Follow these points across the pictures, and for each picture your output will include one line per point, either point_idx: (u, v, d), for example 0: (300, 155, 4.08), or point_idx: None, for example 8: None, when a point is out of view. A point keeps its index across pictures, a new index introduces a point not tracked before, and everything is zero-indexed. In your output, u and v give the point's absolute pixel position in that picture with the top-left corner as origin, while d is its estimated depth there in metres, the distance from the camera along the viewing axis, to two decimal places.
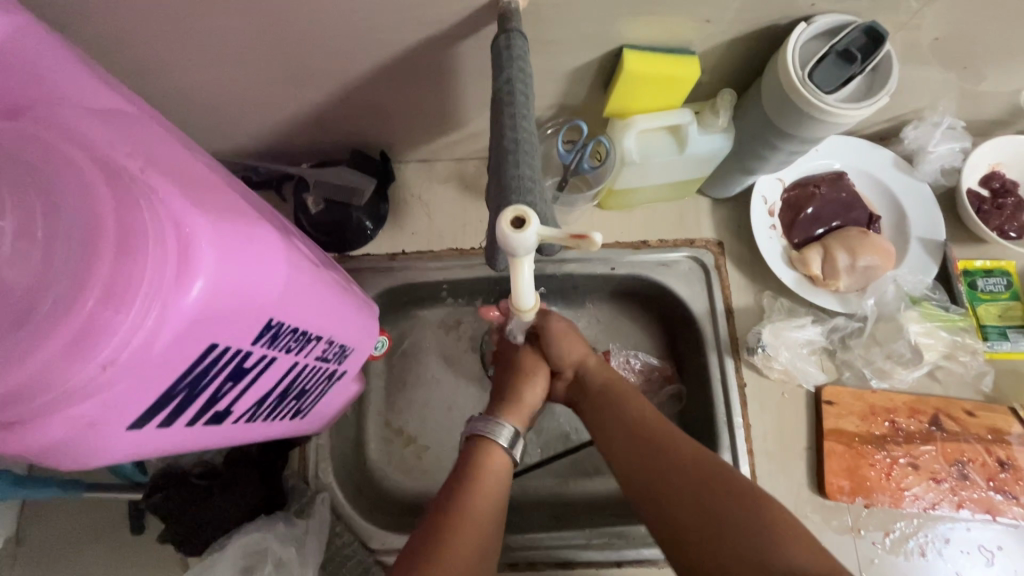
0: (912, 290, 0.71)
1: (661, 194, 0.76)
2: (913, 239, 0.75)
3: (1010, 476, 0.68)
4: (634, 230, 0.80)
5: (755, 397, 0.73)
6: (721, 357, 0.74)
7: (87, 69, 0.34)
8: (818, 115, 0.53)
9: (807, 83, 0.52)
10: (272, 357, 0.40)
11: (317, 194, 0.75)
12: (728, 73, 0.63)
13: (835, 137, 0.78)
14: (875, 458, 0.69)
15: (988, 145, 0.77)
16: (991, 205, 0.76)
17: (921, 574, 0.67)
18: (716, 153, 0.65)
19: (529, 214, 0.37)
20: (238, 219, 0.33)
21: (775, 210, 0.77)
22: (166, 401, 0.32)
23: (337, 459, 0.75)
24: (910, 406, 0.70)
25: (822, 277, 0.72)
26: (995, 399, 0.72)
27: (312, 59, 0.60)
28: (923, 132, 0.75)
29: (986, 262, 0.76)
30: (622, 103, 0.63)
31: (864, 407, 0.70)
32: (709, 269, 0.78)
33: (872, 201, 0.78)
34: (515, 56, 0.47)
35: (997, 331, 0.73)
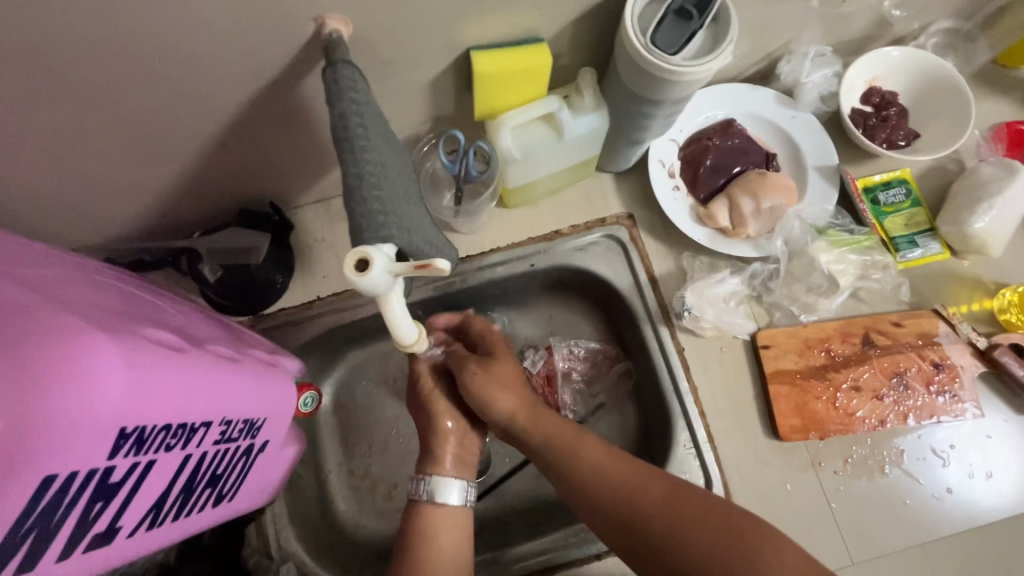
0: (816, 221, 0.72)
1: (560, 181, 0.75)
2: (810, 170, 0.76)
3: (945, 375, 0.70)
4: (545, 222, 0.79)
5: (696, 359, 0.73)
6: (655, 328, 0.74)
7: None
8: (671, 77, 0.53)
9: (651, 49, 0.51)
10: (148, 462, 0.38)
11: (212, 262, 0.72)
12: (585, 51, 0.62)
13: (715, 86, 0.79)
14: (820, 389, 0.70)
15: (860, 61, 0.77)
16: (876, 120, 0.78)
17: (885, 490, 0.69)
18: (597, 132, 0.64)
19: (369, 253, 0.35)
20: (46, 340, 0.31)
21: (674, 171, 0.77)
22: (14, 550, 0.30)
23: (299, 524, 0.73)
24: (843, 331, 0.72)
25: (731, 228, 0.73)
26: (918, 305, 0.74)
27: (156, 130, 0.57)
28: (796, 64, 0.76)
29: (883, 176, 0.77)
30: (487, 104, 0.61)
31: (801, 342, 0.71)
32: (626, 243, 0.77)
33: (766, 141, 0.78)
34: (343, 88, 0.45)
35: (907, 240, 0.75)
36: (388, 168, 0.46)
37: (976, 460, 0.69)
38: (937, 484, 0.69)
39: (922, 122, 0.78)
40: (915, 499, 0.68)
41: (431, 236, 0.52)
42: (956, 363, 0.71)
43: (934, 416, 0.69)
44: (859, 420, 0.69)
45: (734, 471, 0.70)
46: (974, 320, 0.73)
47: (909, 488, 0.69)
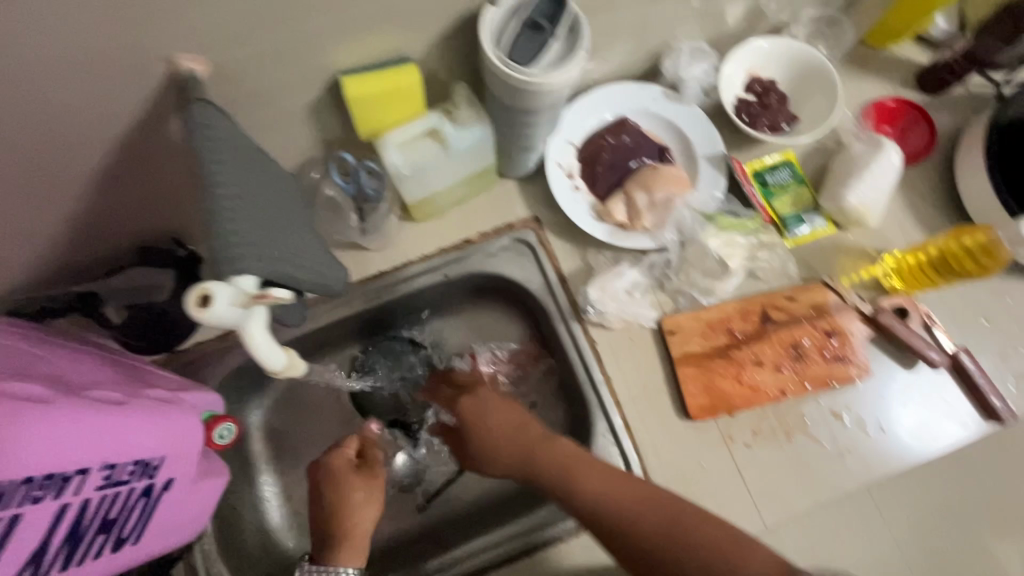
0: (706, 208, 0.75)
1: (463, 191, 0.77)
2: (700, 160, 0.79)
3: (838, 343, 0.75)
4: (454, 232, 0.81)
5: (608, 351, 0.76)
6: (568, 324, 0.77)
7: None
8: (530, 87, 0.55)
9: (507, 62, 0.54)
10: (11, 516, 0.38)
11: (116, 303, 0.71)
12: (460, 64, 0.63)
13: (606, 87, 0.82)
14: (725, 369, 0.73)
15: (738, 52, 0.81)
16: (758, 107, 0.82)
17: (790, 458, 0.72)
18: (483, 142, 0.67)
19: (210, 289, 0.37)
20: None
21: (573, 172, 0.80)
22: None
23: (229, 557, 0.73)
24: (741, 310, 0.75)
25: (629, 222, 0.76)
26: (810, 278, 0.78)
27: (29, 179, 0.56)
28: (677, 60, 0.79)
29: (770, 159, 0.81)
30: (367, 125, 0.63)
31: (704, 325, 0.75)
32: (534, 246, 0.80)
33: (658, 136, 0.82)
34: (203, 126, 0.47)
35: (795, 218, 0.79)
36: (253, 199, 0.48)
37: (871, 417, 0.74)
38: (840, 444, 0.73)
39: (800, 106, 0.83)
40: (821, 461, 0.72)
41: (311, 263, 0.54)
42: (846, 331, 0.75)
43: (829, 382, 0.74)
44: (762, 393, 0.73)
45: (652, 455, 0.72)
46: (863, 287, 0.78)
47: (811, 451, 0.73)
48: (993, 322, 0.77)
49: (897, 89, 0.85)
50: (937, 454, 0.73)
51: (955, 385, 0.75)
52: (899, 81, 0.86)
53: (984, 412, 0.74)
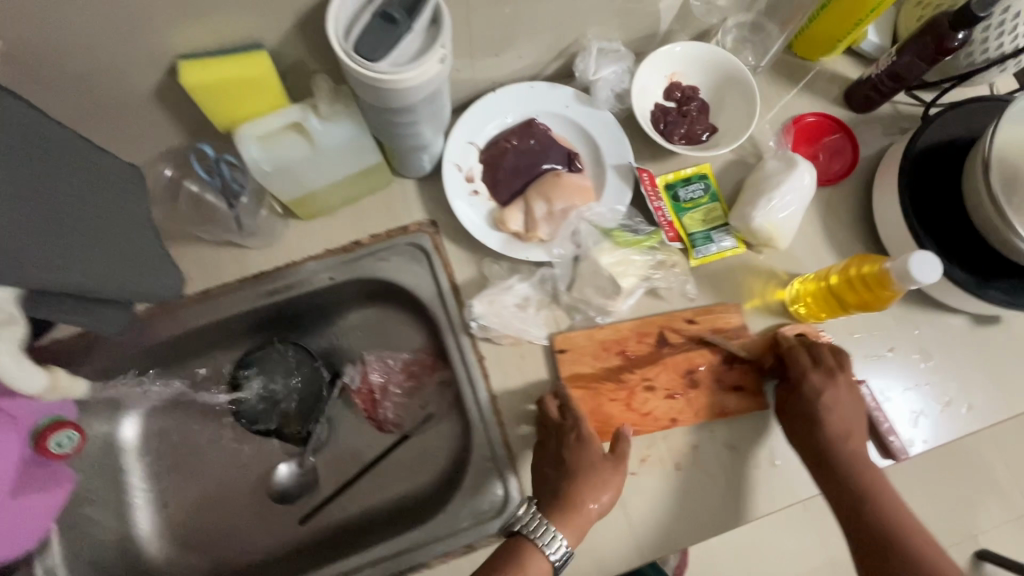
0: (605, 223, 0.71)
1: (350, 190, 0.72)
2: (608, 168, 0.75)
3: (735, 371, 0.71)
4: (345, 232, 0.75)
5: (496, 367, 0.72)
6: (457, 337, 0.72)
7: None
8: (382, 86, 0.49)
9: (353, 56, 0.48)
10: None
11: None
12: (326, 55, 0.58)
13: (514, 85, 0.76)
14: (614, 393, 0.69)
15: (656, 56, 0.76)
16: (676, 115, 0.78)
17: (674, 488, 0.68)
18: (356, 140, 0.62)
19: None
20: None
21: (472, 174, 0.75)
22: None
23: None
24: (639, 330, 0.71)
25: (523, 232, 0.71)
26: (715, 299, 0.75)
27: None
28: (589, 62, 0.74)
29: (684, 171, 0.77)
30: (221, 114, 0.58)
31: (598, 344, 0.70)
32: (428, 251, 0.75)
33: (569, 140, 0.77)
34: None
35: (703, 237, 0.75)
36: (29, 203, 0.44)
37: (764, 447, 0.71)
38: (730, 476, 0.70)
39: (720, 116, 0.78)
40: (707, 493, 0.69)
41: (121, 270, 0.53)
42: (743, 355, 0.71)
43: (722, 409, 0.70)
44: (649, 419, 0.69)
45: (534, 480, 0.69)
46: (767, 312, 0.75)
47: (697, 483, 0.69)
48: (898, 354, 0.74)
49: (824, 104, 0.81)
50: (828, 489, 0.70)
51: None
52: (827, 95, 0.82)
53: (880, 449, 0.70)
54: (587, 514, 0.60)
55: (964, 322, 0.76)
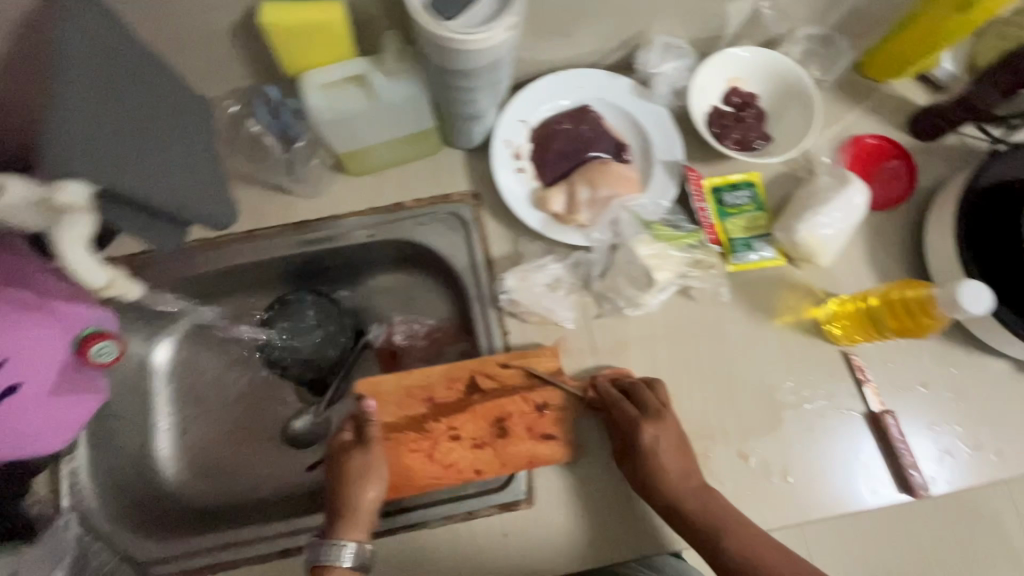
0: (647, 214, 0.71)
1: (401, 151, 0.73)
2: (657, 163, 0.75)
3: (521, 427, 0.69)
4: (390, 193, 0.77)
5: (519, 343, 0.72)
6: (485, 308, 0.74)
7: None
8: (450, 44, 0.51)
9: (428, 11, 0.50)
10: None
11: None
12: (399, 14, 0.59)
13: (573, 70, 0.77)
14: (419, 442, 0.68)
15: (719, 58, 0.76)
16: (731, 120, 0.77)
17: None
18: (415, 100, 0.63)
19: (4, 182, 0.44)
20: None
21: (521, 152, 0.76)
22: None
23: (97, 475, 0.71)
24: (422, 381, 0.71)
25: (565, 214, 0.72)
26: (747, 307, 0.74)
27: None
28: (651, 56, 0.75)
29: (731, 176, 0.76)
30: (293, 59, 0.59)
31: (407, 393, 0.71)
32: (467, 222, 0.76)
33: (620, 132, 0.77)
34: None
35: (744, 243, 0.74)
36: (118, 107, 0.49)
37: (780, 462, 0.70)
38: (735, 486, 0.69)
39: (776, 126, 0.77)
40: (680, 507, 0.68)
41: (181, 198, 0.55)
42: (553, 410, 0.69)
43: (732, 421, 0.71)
44: (511, 457, 0.68)
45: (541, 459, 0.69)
46: (799, 329, 0.73)
47: (707, 487, 0.68)
48: (930, 391, 0.72)
49: (887, 127, 0.80)
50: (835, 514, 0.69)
51: (873, 448, 0.70)
52: (892, 119, 0.80)
53: (896, 481, 0.69)
54: (360, 512, 0.62)
55: (1004, 367, 0.73)
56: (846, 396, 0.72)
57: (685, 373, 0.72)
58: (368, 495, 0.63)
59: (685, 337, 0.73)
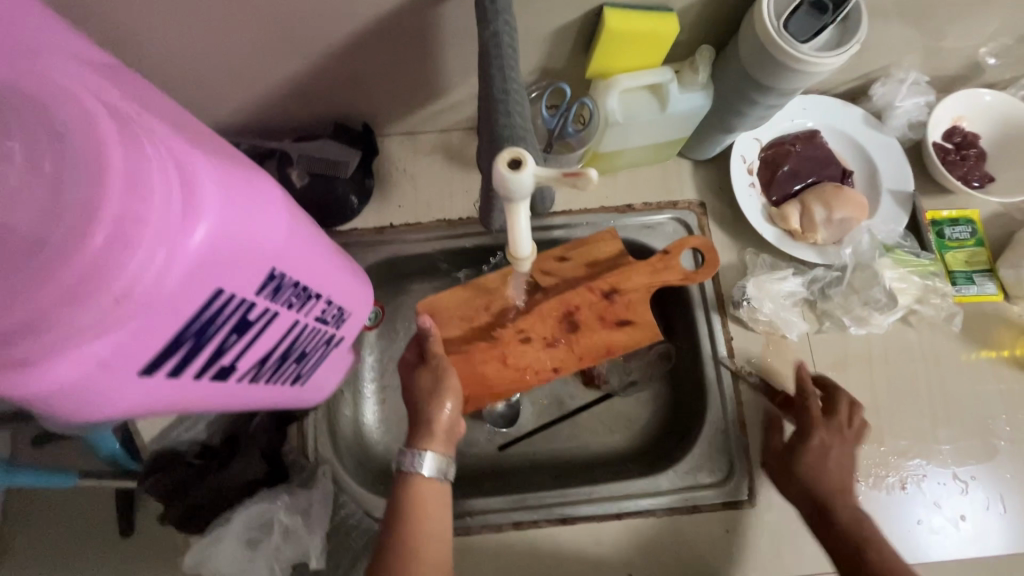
0: (886, 238, 0.74)
1: (644, 156, 0.77)
2: (885, 192, 0.78)
3: (621, 305, 0.70)
4: (619, 195, 0.81)
5: (742, 349, 0.76)
6: (708, 314, 0.76)
7: (72, 32, 0.33)
8: (793, 64, 0.55)
9: (782, 33, 0.54)
10: (274, 312, 0.40)
11: (302, 167, 0.74)
12: (707, 30, 0.64)
13: (807, 96, 0.81)
14: (489, 351, 0.69)
15: (950, 97, 0.79)
16: (955, 156, 0.79)
17: (901, 506, 0.71)
18: (697, 111, 0.67)
19: (524, 155, 0.38)
20: (236, 166, 0.33)
21: (753, 168, 0.79)
22: (172, 350, 0.31)
23: (336, 434, 0.73)
24: (476, 293, 0.70)
25: (800, 231, 0.75)
26: (964, 338, 0.76)
27: (292, 24, 0.59)
28: (890, 89, 0.78)
29: (952, 212, 0.79)
30: (603, 63, 0.64)
31: (468, 303, 0.70)
32: (694, 230, 0.79)
33: (845, 158, 0.80)
34: (501, 9, 0.47)
35: (964, 277, 0.77)
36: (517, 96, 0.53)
37: (995, 493, 0.72)
38: (951, 509, 0.71)
39: (998, 167, 0.80)
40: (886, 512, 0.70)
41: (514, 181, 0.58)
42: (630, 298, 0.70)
43: (947, 448, 0.73)
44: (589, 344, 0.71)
45: (764, 463, 0.72)
46: (1014, 363, 0.75)
47: (925, 508, 0.71)
48: None
49: None
50: None
51: None
52: None
53: None
54: (440, 423, 0.58)
55: None
56: None
57: (903, 397, 0.74)
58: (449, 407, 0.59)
59: (903, 361, 0.75)
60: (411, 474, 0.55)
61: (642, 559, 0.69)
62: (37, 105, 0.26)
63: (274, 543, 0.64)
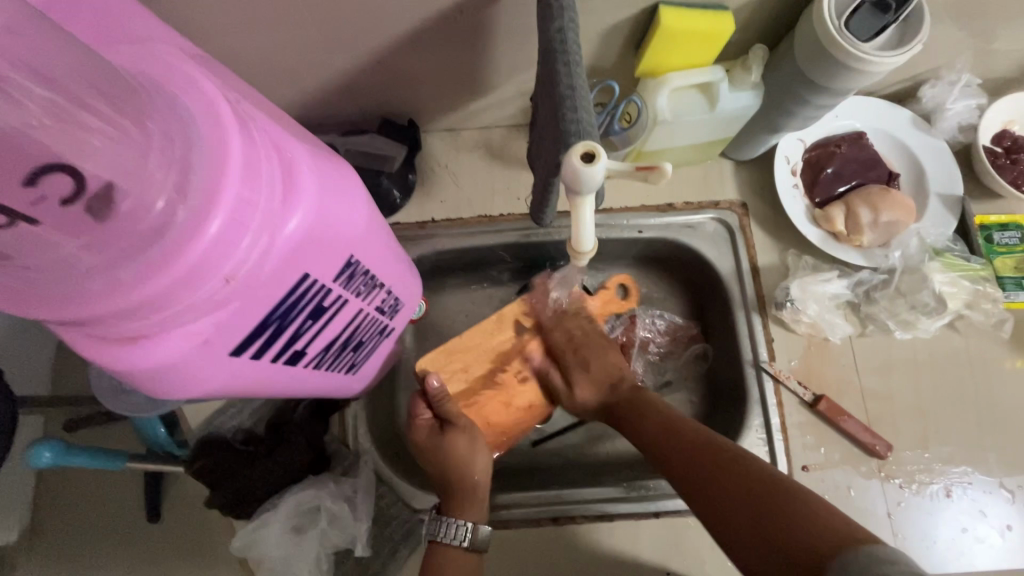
0: (935, 242, 0.73)
1: (688, 155, 0.77)
2: (932, 195, 0.76)
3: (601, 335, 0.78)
4: (660, 194, 0.81)
5: (783, 350, 0.75)
6: (748, 314, 0.76)
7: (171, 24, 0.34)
8: (853, 64, 0.54)
9: (843, 33, 0.53)
10: (345, 300, 0.41)
11: (347, 161, 0.75)
12: (759, 29, 0.63)
13: (853, 97, 0.80)
14: (493, 396, 0.71)
15: (1002, 101, 0.78)
16: (1005, 161, 0.78)
17: (946, 514, 0.69)
18: (746, 110, 0.67)
19: (597, 148, 0.38)
20: (324, 154, 0.33)
21: (797, 169, 0.78)
22: (259, 332, 0.32)
23: (375, 423, 0.74)
24: (468, 346, 0.71)
25: (845, 234, 0.74)
26: (1012, 345, 0.75)
27: (349, 20, 0.60)
28: (940, 91, 0.77)
29: (1001, 216, 0.78)
30: (654, 61, 0.64)
31: (464, 352, 0.71)
32: (735, 230, 0.79)
33: (891, 161, 0.79)
34: (564, 6, 0.47)
35: (1014, 283, 0.75)
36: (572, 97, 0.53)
37: None
38: (997, 518, 0.69)
39: None
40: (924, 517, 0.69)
41: None
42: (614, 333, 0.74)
43: (994, 457, 0.71)
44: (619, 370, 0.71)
45: (805, 467, 0.71)
46: None
47: (971, 517, 0.69)
48: None
49: None
50: None
51: None
52: None
53: None
54: (479, 490, 0.62)
55: None
56: None
57: (948, 403, 0.73)
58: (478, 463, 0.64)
59: (949, 367, 0.74)
60: (448, 543, 0.58)
61: (682, 560, 0.68)
62: (154, 92, 0.27)
63: (320, 530, 0.64)
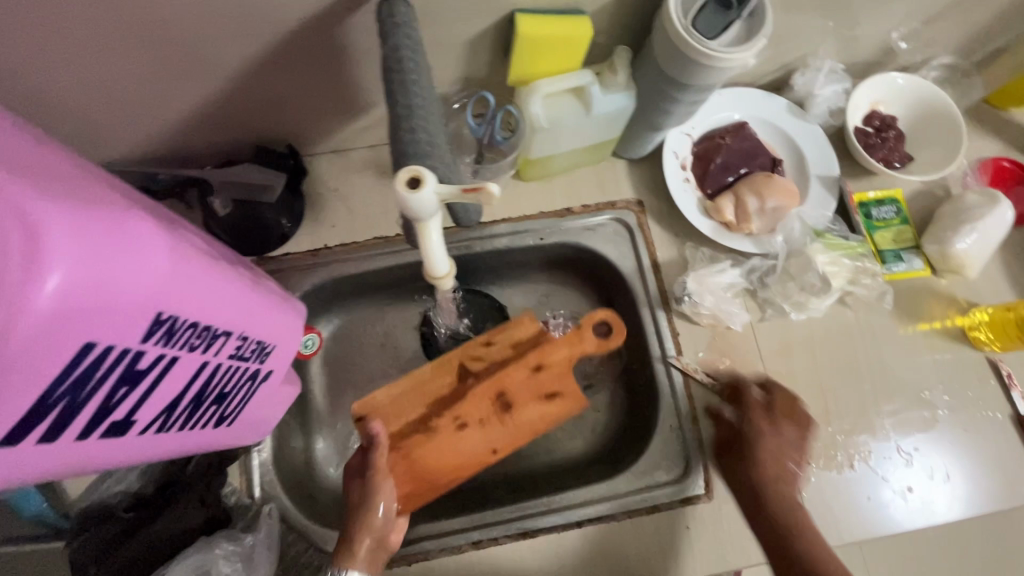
0: (816, 224, 0.76)
1: (578, 158, 0.77)
2: (813, 178, 0.80)
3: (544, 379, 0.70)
4: (557, 199, 0.81)
5: (688, 343, 0.76)
6: (653, 311, 0.77)
7: None
8: (702, 60, 0.55)
9: (689, 31, 0.54)
10: (173, 356, 0.37)
11: (223, 195, 0.71)
12: (623, 31, 0.64)
13: (732, 89, 0.82)
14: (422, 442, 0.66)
15: (868, 83, 0.82)
16: (875, 139, 0.82)
17: (852, 485, 0.72)
18: (622, 112, 0.67)
19: (423, 172, 0.36)
20: (102, 207, 0.30)
21: (686, 163, 0.80)
22: (42, 412, 0.29)
23: (283, 469, 0.70)
24: (409, 388, 0.68)
25: (735, 223, 0.76)
26: (898, 315, 0.78)
27: (193, 44, 0.56)
28: (811, 77, 0.80)
29: (877, 192, 0.82)
30: (522, 69, 0.63)
31: (399, 403, 0.68)
32: (633, 228, 0.79)
33: (774, 148, 0.82)
34: (399, 23, 0.46)
35: (893, 255, 0.79)
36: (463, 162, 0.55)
37: (937, 462, 0.74)
38: (899, 482, 0.73)
39: (917, 148, 0.83)
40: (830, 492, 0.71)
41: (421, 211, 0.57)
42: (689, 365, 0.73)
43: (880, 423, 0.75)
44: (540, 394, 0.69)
45: None
46: (946, 334, 0.78)
47: (874, 485, 0.72)
48: None
49: (1012, 150, 0.86)
50: (992, 508, 0.73)
51: (1018, 443, 0.75)
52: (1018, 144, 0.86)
53: None
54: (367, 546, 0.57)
55: None
56: (993, 398, 0.77)
57: (846, 375, 0.76)
58: (383, 507, 0.59)
59: (844, 341, 0.77)
60: None
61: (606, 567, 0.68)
62: None
63: None
